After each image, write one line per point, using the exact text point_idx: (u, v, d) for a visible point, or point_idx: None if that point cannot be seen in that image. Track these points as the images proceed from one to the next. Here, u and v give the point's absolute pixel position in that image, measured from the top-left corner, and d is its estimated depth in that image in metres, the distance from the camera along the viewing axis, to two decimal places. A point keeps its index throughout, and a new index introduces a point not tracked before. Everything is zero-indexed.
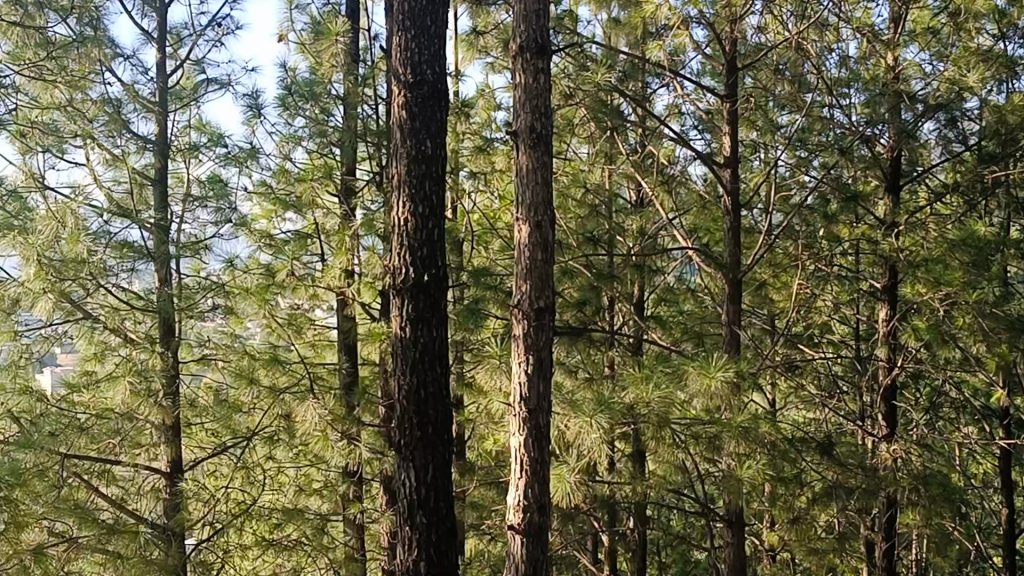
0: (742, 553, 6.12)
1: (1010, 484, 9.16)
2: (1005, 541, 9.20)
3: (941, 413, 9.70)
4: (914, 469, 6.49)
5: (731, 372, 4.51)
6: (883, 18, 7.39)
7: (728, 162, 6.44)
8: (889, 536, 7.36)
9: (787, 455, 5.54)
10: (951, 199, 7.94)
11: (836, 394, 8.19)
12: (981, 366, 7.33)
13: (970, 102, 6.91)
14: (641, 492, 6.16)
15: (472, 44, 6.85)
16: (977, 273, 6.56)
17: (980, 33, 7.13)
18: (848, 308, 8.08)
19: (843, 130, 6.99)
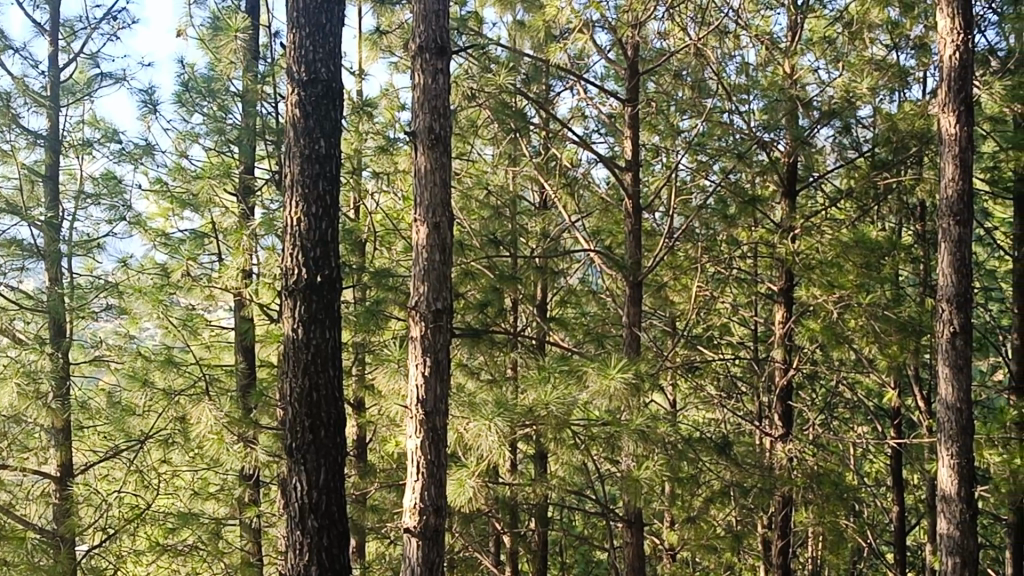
0: (641, 552, 6.16)
1: (901, 483, 9.39)
2: (896, 539, 9.42)
3: (836, 414, 9.91)
4: (808, 467, 6.63)
5: (629, 373, 4.54)
6: (781, 26, 7.64)
7: (630, 165, 6.49)
8: (784, 534, 7.50)
9: (685, 455, 5.59)
10: (845, 205, 8.15)
11: (734, 394, 8.31)
12: (873, 367, 7.50)
13: (864, 110, 7.15)
14: (541, 493, 6.16)
15: (375, 43, 6.80)
16: (868, 274, 6.79)
17: (873, 44, 7.37)
18: (747, 310, 8.21)
19: (743, 136, 7.08)
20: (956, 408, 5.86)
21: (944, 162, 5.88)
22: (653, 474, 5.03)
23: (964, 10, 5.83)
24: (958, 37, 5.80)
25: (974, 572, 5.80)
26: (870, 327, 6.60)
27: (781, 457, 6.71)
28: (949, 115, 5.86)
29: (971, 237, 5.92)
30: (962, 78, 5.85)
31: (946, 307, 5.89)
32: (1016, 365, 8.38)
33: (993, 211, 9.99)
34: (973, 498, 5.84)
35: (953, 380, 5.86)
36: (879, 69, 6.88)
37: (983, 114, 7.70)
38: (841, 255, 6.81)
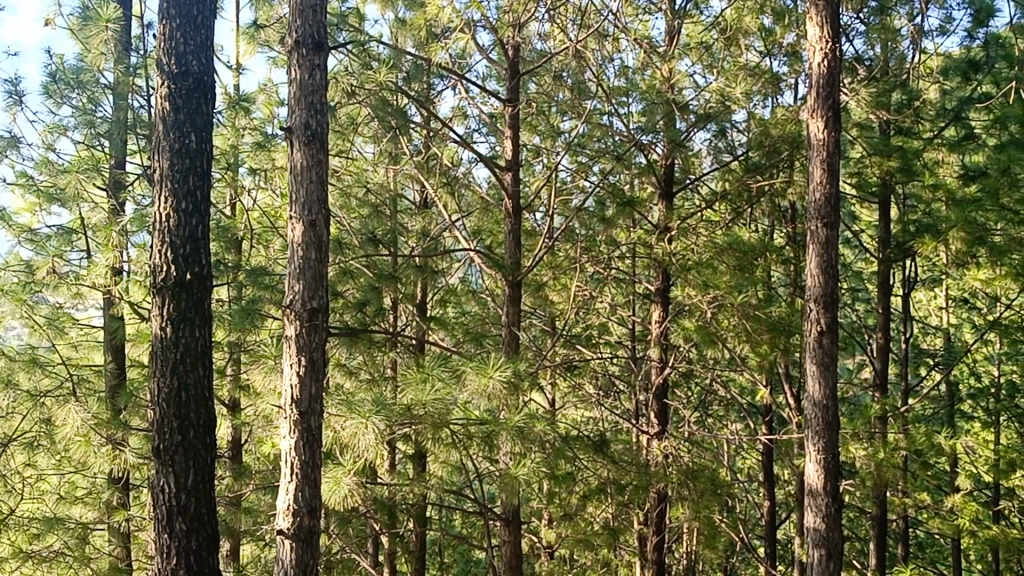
0: (519, 551, 6.18)
1: (773, 479, 9.62)
2: (768, 533, 9.65)
3: (710, 411, 10.12)
4: (682, 464, 6.84)
5: (507, 371, 4.55)
6: (659, 31, 7.81)
7: (510, 165, 6.51)
8: (659, 530, 7.69)
9: (563, 453, 5.63)
10: (720, 207, 8.33)
11: (611, 393, 8.41)
12: (746, 366, 7.68)
13: (738, 115, 7.34)
14: (420, 493, 6.14)
15: (252, 37, 6.71)
16: (742, 275, 6.92)
17: (748, 50, 7.57)
18: (624, 310, 8.33)
19: (622, 138, 7.17)
20: (823, 404, 6.02)
21: (812, 166, 6.05)
22: (529, 472, 4.99)
23: (833, 20, 5.99)
24: (826, 45, 5.95)
25: (839, 564, 5.98)
26: (741, 326, 6.86)
27: (656, 454, 6.92)
28: (817, 121, 6.03)
29: (837, 240, 6.09)
30: (830, 84, 6.01)
31: (815, 307, 6.03)
32: (881, 363, 8.67)
33: (859, 215, 10.33)
34: (838, 491, 6.02)
35: (820, 378, 6.01)
36: (753, 74, 6.97)
37: (850, 120, 7.97)
38: (716, 256, 6.95)
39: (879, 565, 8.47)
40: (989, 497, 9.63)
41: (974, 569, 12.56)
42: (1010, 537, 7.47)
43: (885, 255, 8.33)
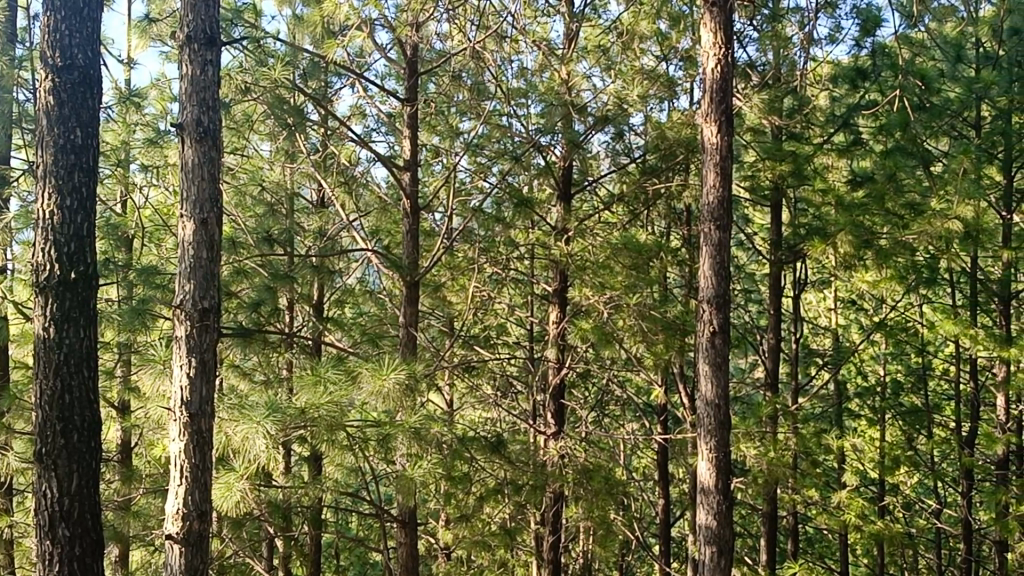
0: (416, 552, 6.15)
1: (667, 477, 9.75)
2: (662, 531, 9.78)
3: (607, 410, 10.23)
4: (578, 464, 6.90)
5: (403, 374, 4.53)
6: (559, 34, 7.88)
7: (409, 165, 6.47)
8: (555, 529, 7.75)
9: (461, 454, 5.64)
10: (617, 208, 8.42)
11: (509, 394, 8.45)
12: (642, 366, 7.78)
13: (635, 118, 7.51)
14: (316, 495, 6.07)
15: (144, 31, 6.29)
16: (636, 275, 7.04)
17: (646, 54, 7.69)
18: (523, 310, 8.35)
19: (521, 139, 7.19)
20: (715, 404, 6.09)
21: (705, 169, 6.12)
22: (427, 474, 4.94)
23: (726, 26, 6.06)
24: (720, 51, 6.02)
25: (729, 562, 6.08)
26: (637, 326, 6.93)
27: (553, 454, 6.96)
28: (710, 125, 6.12)
29: (729, 242, 6.17)
30: (722, 89, 6.09)
31: (707, 308, 6.09)
32: (772, 363, 8.82)
33: (753, 217, 10.55)
34: (729, 490, 6.10)
35: (712, 378, 6.06)
36: (650, 79, 7.20)
37: (744, 125, 8.12)
38: (610, 256, 7.04)
39: (769, 562, 8.53)
40: (875, 493, 9.90)
41: (861, 562, 12.91)
42: (894, 530, 7.70)
43: (776, 257, 8.43)
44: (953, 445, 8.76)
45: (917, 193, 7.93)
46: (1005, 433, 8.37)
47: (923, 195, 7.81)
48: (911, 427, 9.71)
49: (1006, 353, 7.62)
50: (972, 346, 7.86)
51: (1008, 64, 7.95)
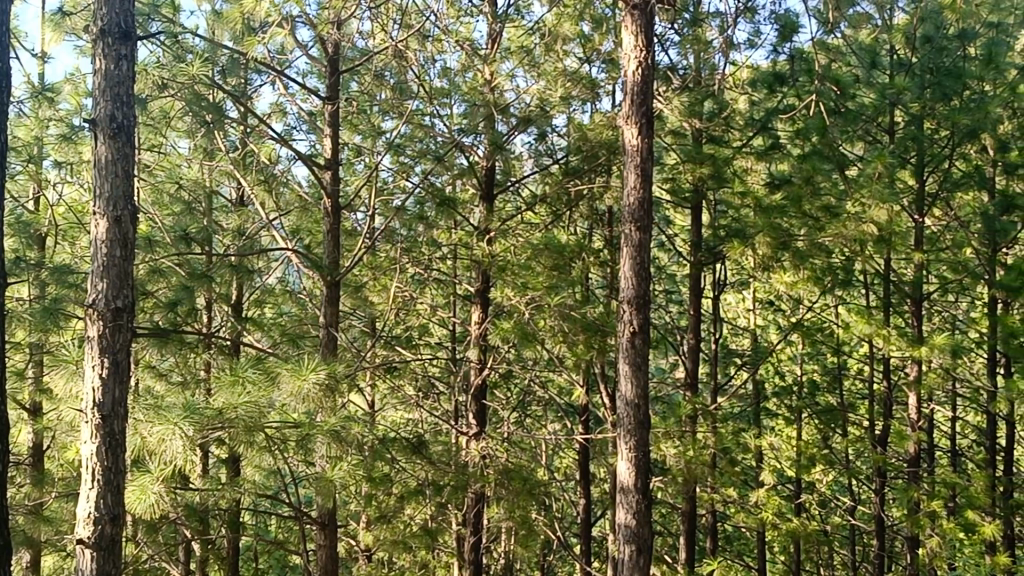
0: (335, 554, 6.09)
1: (589, 477, 9.80)
2: (583, 530, 9.84)
3: (529, 411, 10.27)
4: (499, 464, 6.90)
5: (323, 374, 4.49)
6: (482, 34, 7.84)
7: (330, 164, 6.40)
8: (477, 530, 7.69)
9: (382, 454, 5.63)
10: (539, 209, 8.46)
11: (431, 394, 8.43)
12: (564, 367, 7.82)
13: (558, 119, 7.67)
14: (234, 498, 6.00)
15: (58, 24, 6.08)
16: (558, 276, 7.16)
17: (568, 56, 7.76)
18: (445, 311, 8.34)
19: (443, 138, 7.21)
20: (635, 403, 6.05)
21: (626, 171, 6.11)
22: (346, 476, 4.85)
23: (647, 29, 6.09)
24: (641, 54, 6.04)
25: (648, 559, 6.04)
26: (558, 327, 6.85)
27: (474, 454, 6.94)
28: (631, 127, 6.12)
29: (649, 243, 6.16)
30: (643, 91, 6.11)
31: (627, 308, 6.08)
32: (692, 363, 8.89)
33: (674, 218, 10.68)
34: (648, 488, 6.06)
35: (632, 377, 6.03)
36: (572, 80, 7.33)
37: (664, 127, 8.22)
38: (532, 257, 7.15)
39: (688, 559, 8.58)
40: (791, 491, 10.07)
41: (778, 560, 13.11)
42: (809, 529, 7.83)
43: (697, 258, 8.50)
44: (867, 444, 8.95)
45: (833, 196, 8.07)
46: (917, 432, 8.56)
47: (839, 198, 7.97)
48: (826, 426, 9.88)
49: (918, 353, 7.80)
50: (885, 346, 8.03)
51: (921, 70, 8.17)
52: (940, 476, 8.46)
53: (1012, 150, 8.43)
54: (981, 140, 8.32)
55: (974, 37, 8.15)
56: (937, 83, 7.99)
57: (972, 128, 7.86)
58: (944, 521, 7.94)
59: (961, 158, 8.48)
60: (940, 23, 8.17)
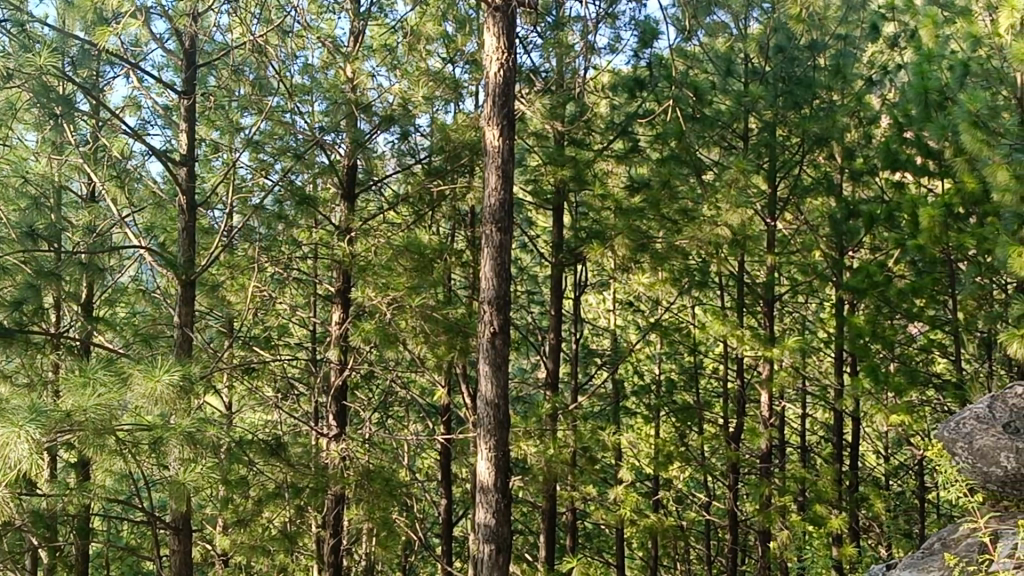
0: (190, 560, 5.94)
1: (450, 477, 9.79)
2: (445, 530, 9.82)
3: (391, 411, 10.22)
4: (359, 465, 6.87)
5: (177, 375, 4.36)
6: (345, 31, 7.85)
7: (185, 160, 6.21)
8: (337, 532, 7.59)
9: (239, 457, 5.51)
10: (401, 209, 8.44)
11: (290, 396, 8.31)
12: (425, 367, 7.84)
13: (421, 119, 7.68)
14: (83, 505, 5.79)
15: None
16: (419, 276, 7.07)
17: (432, 56, 7.79)
18: (304, 311, 8.23)
19: (304, 135, 7.13)
20: (495, 404, 5.80)
21: (486, 172, 5.88)
22: (198, 478, 4.76)
23: (509, 31, 5.84)
24: (502, 56, 5.81)
25: (507, 558, 5.83)
26: (420, 326, 6.89)
27: (334, 456, 6.86)
28: (492, 128, 5.89)
29: (511, 244, 5.93)
30: (505, 92, 5.88)
31: (487, 309, 5.82)
32: (552, 363, 8.95)
33: (536, 220, 10.80)
34: (507, 487, 5.86)
35: (492, 378, 5.77)
36: (435, 79, 7.42)
37: (527, 130, 8.31)
38: (393, 257, 7.07)
39: (547, 557, 8.59)
40: (650, 488, 10.27)
41: (636, 556, 13.35)
42: (666, 525, 8.01)
43: (558, 260, 8.55)
44: (722, 441, 9.20)
45: (690, 200, 8.28)
46: (769, 429, 8.83)
47: (695, 202, 8.19)
48: (683, 424, 10.11)
49: (770, 352, 8.08)
50: (739, 346, 8.27)
51: (774, 79, 8.47)
52: (790, 471, 8.77)
53: (858, 158, 8.79)
54: (829, 147, 8.66)
55: (823, 48, 8.45)
56: (788, 92, 8.32)
57: (820, 136, 8.27)
58: (793, 514, 8.25)
59: (810, 165, 8.81)
60: (792, 34, 8.43)
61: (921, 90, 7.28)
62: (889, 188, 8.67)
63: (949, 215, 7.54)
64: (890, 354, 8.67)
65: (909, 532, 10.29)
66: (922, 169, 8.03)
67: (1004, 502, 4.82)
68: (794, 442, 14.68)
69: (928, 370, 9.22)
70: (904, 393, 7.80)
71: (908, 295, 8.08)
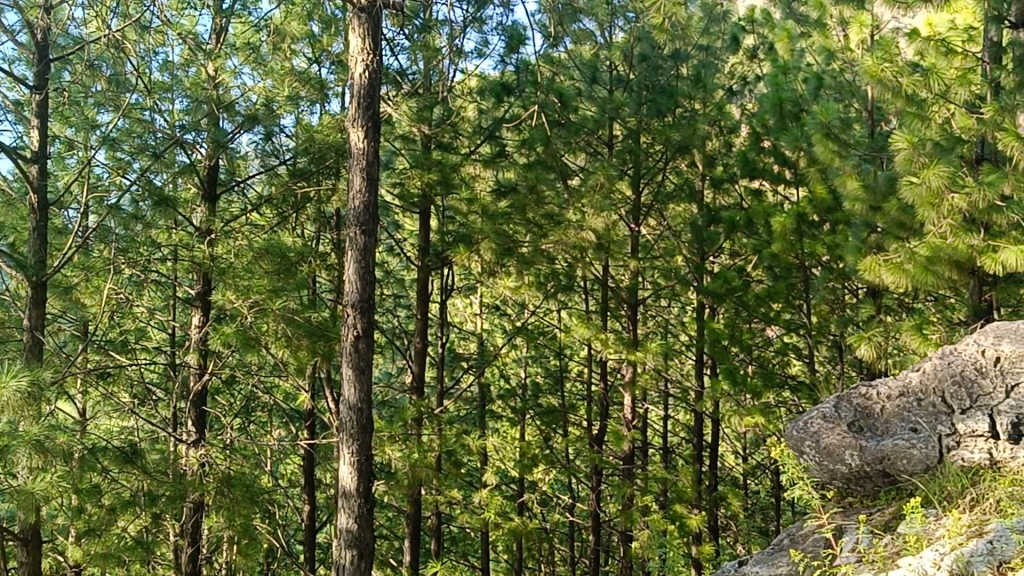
0: (38, 572, 5.70)
1: (314, 483, 9.63)
2: (307, 536, 9.64)
3: (253, 416, 10.01)
4: (218, 472, 6.69)
5: (25, 380, 4.13)
6: (207, 28, 7.71)
7: (37, 157, 5.96)
8: (194, 541, 7.29)
9: (89, 465, 5.31)
10: (265, 211, 8.29)
11: (148, 401, 8.06)
12: (287, 372, 7.71)
13: (287, 119, 7.60)
14: None
15: None
16: (279, 278, 7.04)
17: (297, 55, 7.71)
18: (162, 314, 7.99)
19: (163, 134, 6.98)
20: (358, 408, 5.58)
21: (351, 174, 5.59)
22: (48, 489, 4.51)
23: (375, 32, 5.54)
24: (368, 57, 5.49)
25: (369, 564, 5.60)
26: (281, 331, 6.70)
27: (192, 462, 6.69)
28: (357, 130, 5.60)
29: (376, 247, 5.68)
30: (370, 93, 5.60)
31: (350, 313, 5.57)
32: (418, 366, 8.87)
33: (403, 222, 10.73)
34: (370, 492, 5.62)
35: (355, 382, 5.56)
36: (300, 80, 7.33)
37: (394, 133, 8.26)
38: (253, 261, 7.01)
39: (412, 562, 8.51)
40: (515, 491, 10.32)
41: (500, 558, 13.39)
42: (530, 527, 8.06)
43: (424, 262, 8.48)
44: (586, 443, 9.29)
45: (556, 205, 8.34)
46: (632, 430, 8.94)
47: (562, 207, 8.28)
48: (548, 427, 10.18)
49: (632, 355, 8.22)
50: (602, 349, 8.38)
51: (637, 86, 8.53)
52: (652, 472, 8.91)
53: (718, 166, 8.99)
54: (691, 154, 8.84)
55: (685, 58, 8.63)
56: (652, 100, 8.46)
57: (681, 143, 8.50)
58: (654, 514, 8.39)
59: (673, 172, 8.97)
60: (655, 43, 8.55)
61: (776, 100, 7.48)
62: (747, 196, 8.89)
63: (803, 223, 7.78)
64: (748, 357, 8.90)
65: (764, 529, 10.58)
66: (778, 177, 8.27)
67: (849, 500, 4.16)
68: (655, 442, 14.93)
69: (784, 372, 9.49)
70: (760, 395, 8.02)
71: (765, 300, 8.31)
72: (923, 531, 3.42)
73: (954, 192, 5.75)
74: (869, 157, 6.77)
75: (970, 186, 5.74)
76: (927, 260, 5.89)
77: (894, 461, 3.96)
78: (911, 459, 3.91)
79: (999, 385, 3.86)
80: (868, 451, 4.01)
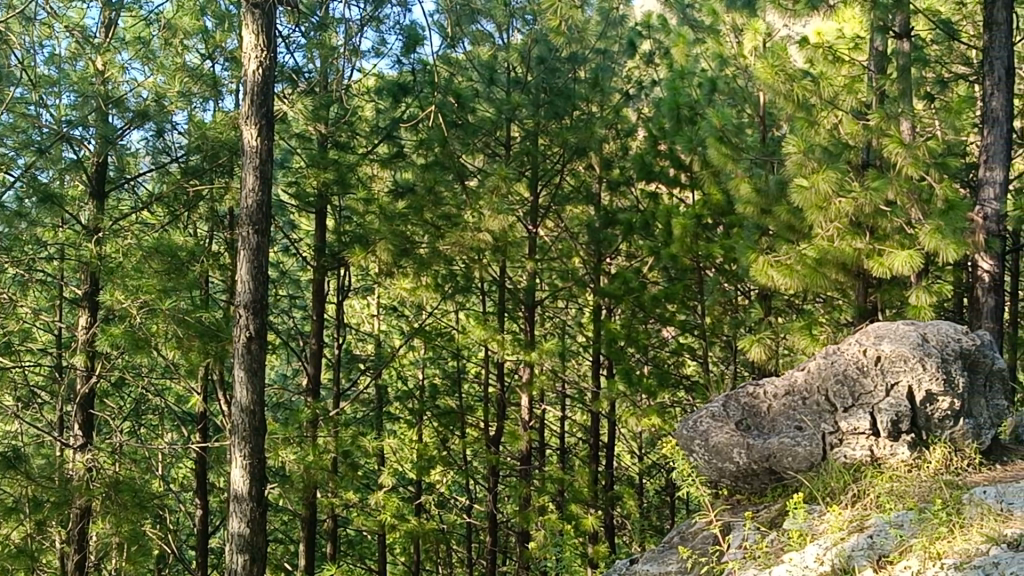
0: None
1: (207, 487, 9.44)
2: (199, 541, 9.43)
3: (144, 420, 9.77)
4: (105, 478, 6.52)
5: None
6: (95, 21, 7.54)
7: None
8: (80, 548, 7.06)
9: None
10: (156, 210, 8.11)
11: (32, 405, 7.81)
12: (178, 374, 7.54)
13: (178, 115, 7.42)
14: None
15: None
16: (168, 278, 6.82)
17: (189, 51, 7.57)
18: (48, 315, 7.75)
19: (48, 129, 6.77)
20: (250, 410, 5.46)
21: (244, 173, 5.46)
22: None
23: (269, 29, 5.41)
24: (261, 54, 5.36)
25: (261, 568, 5.49)
26: (172, 332, 6.61)
27: (78, 467, 6.51)
28: (250, 128, 5.46)
29: (269, 246, 5.56)
30: (264, 90, 5.45)
31: (243, 313, 5.43)
32: (314, 367, 8.76)
33: (299, 222, 10.60)
34: (262, 495, 5.51)
35: (246, 383, 5.44)
36: (192, 76, 7.18)
37: (290, 132, 8.16)
38: (141, 261, 6.80)
39: (306, 566, 8.40)
40: (412, 492, 10.28)
41: (397, 561, 13.31)
42: (426, 529, 8.02)
43: (320, 263, 8.38)
44: (484, 444, 9.29)
45: (455, 206, 8.34)
46: (529, 431, 8.98)
47: (460, 208, 8.28)
48: (446, 429, 10.16)
49: (529, 356, 8.26)
50: (499, 350, 8.40)
51: (535, 88, 8.54)
52: (549, 472, 8.95)
53: (615, 169, 9.08)
54: (589, 157, 8.90)
55: (582, 61, 8.72)
56: (550, 103, 8.50)
57: (577, 146, 8.64)
58: (550, 514, 8.44)
59: (570, 174, 9.03)
60: (552, 46, 8.53)
61: (673, 105, 7.57)
62: (643, 198, 9.00)
63: (698, 225, 7.92)
64: (644, 357, 9.01)
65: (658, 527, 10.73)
66: (673, 181, 8.38)
67: (737, 497, 4.24)
68: (552, 443, 14.99)
69: (678, 372, 9.63)
70: (655, 395, 8.15)
71: (659, 302, 8.42)
72: (808, 528, 3.49)
73: (840, 196, 5.89)
74: (760, 162, 6.91)
75: (856, 191, 5.90)
76: (815, 262, 6.05)
77: (780, 459, 4.05)
78: (797, 457, 4.02)
79: (880, 384, 3.97)
80: (755, 449, 4.08)
